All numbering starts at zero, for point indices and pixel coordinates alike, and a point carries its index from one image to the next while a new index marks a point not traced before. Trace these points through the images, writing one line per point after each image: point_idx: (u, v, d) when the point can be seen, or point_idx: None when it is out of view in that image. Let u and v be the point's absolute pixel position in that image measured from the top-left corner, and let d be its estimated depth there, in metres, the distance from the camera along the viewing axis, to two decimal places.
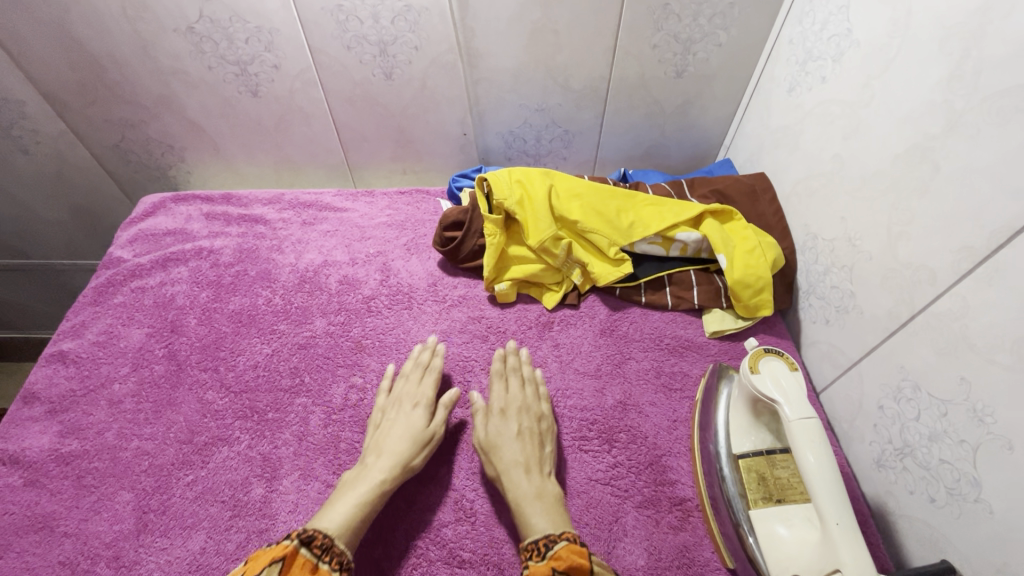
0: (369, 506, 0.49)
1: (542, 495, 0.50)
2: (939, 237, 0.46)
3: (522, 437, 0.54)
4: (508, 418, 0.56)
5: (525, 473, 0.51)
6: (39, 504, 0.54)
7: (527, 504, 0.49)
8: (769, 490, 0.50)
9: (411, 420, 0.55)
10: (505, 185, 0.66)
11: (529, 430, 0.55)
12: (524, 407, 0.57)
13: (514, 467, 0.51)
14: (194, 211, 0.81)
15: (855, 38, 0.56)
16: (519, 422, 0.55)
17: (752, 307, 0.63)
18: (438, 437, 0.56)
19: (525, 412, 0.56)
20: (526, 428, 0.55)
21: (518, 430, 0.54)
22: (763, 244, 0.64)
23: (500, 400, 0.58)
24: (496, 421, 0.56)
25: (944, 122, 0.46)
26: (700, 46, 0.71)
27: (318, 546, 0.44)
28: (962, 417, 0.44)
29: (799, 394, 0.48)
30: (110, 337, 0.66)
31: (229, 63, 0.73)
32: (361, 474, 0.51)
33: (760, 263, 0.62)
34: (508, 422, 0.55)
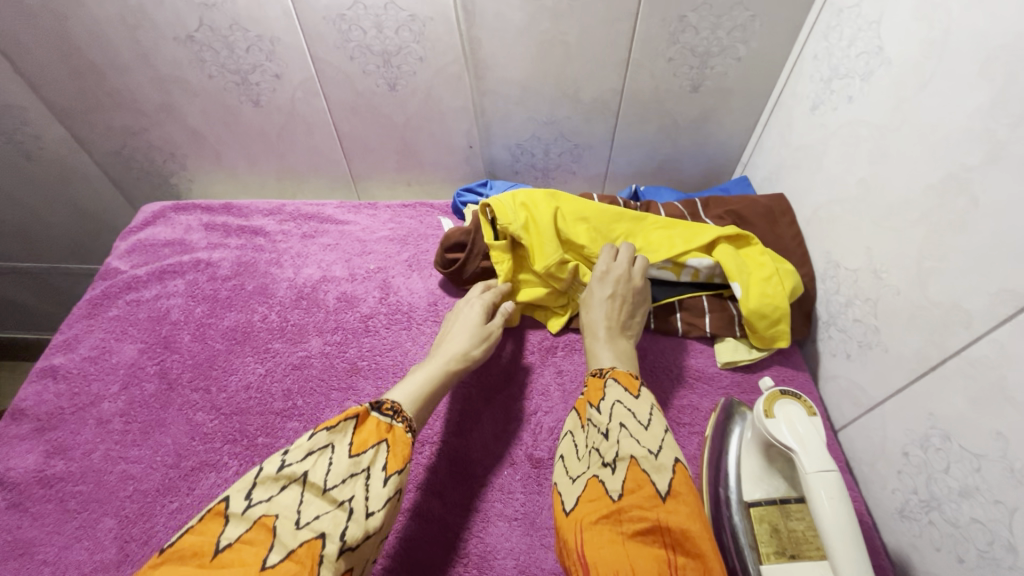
0: (439, 382, 0.53)
1: (614, 343, 0.56)
2: (977, 276, 0.43)
3: (613, 302, 0.58)
4: (606, 281, 0.58)
5: (605, 329, 0.57)
6: (21, 529, 0.52)
7: (599, 346, 0.56)
8: (782, 545, 0.46)
9: (472, 313, 0.61)
10: (509, 210, 0.62)
11: (621, 297, 0.58)
12: (624, 278, 0.59)
13: (598, 322, 0.57)
14: (194, 221, 0.80)
15: (886, 56, 0.53)
16: (614, 287, 0.58)
17: (767, 339, 0.60)
18: (495, 335, 0.60)
19: (623, 281, 0.58)
20: (619, 293, 0.58)
21: (612, 294, 0.58)
22: (781, 273, 0.60)
23: (604, 263, 0.60)
24: (594, 282, 0.59)
25: (984, 153, 0.42)
26: (718, 60, 0.68)
27: (389, 409, 0.47)
28: (998, 475, 0.40)
29: (817, 443, 0.45)
30: (102, 352, 0.65)
31: (229, 72, 0.71)
32: (432, 358, 0.56)
33: (777, 292, 0.59)
34: (603, 284, 0.59)
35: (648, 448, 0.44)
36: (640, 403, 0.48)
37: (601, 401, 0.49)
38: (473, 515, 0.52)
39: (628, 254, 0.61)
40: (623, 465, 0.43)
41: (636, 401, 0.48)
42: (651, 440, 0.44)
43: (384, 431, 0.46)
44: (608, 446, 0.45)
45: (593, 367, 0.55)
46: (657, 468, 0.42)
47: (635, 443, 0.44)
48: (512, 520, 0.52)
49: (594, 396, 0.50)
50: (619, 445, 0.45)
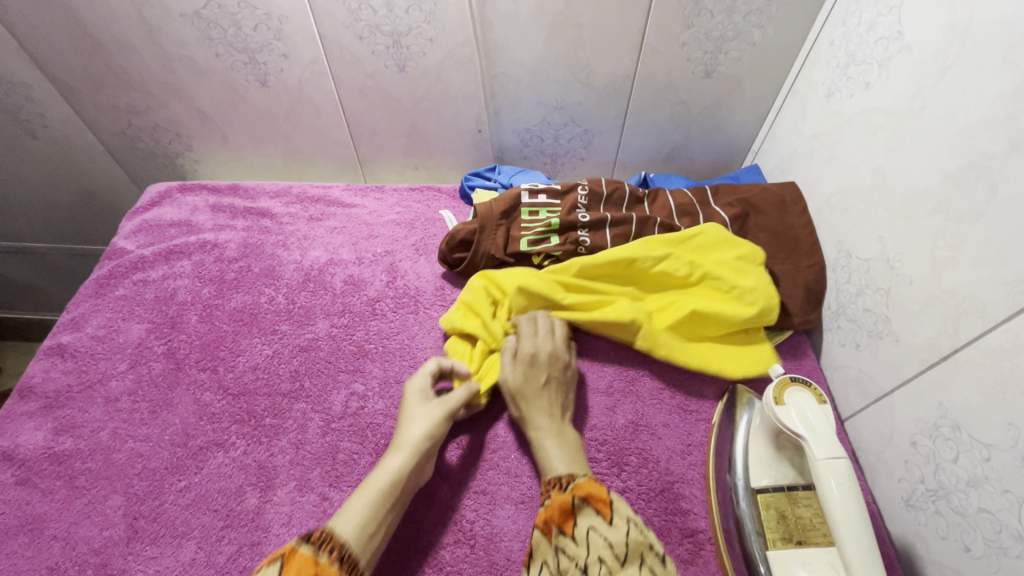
0: (387, 492, 0.47)
1: (562, 433, 0.51)
2: (994, 265, 0.42)
3: (549, 388, 0.54)
4: (540, 365, 0.55)
5: (548, 417, 0.52)
6: (31, 504, 0.52)
7: (547, 443, 0.50)
8: (789, 531, 0.47)
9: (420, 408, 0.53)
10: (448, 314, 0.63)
11: (556, 381, 0.55)
12: (553, 357, 0.56)
13: (538, 412, 0.52)
14: (200, 202, 0.79)
15: (906, 43, 0.52)
16: (549, 372, 0.55)
17: (759, 359, 0.58)
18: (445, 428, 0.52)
19: (553, 361, 0.56)
20: (554, 378, 0.55)
21: (547, 379, 0.54)
22: (737, 290, 0.58)
23: (530, 343, 0.56)
24: (524, 367, 0.55)
25: (1006, 141, 0.42)
26: (733, 45, 0.67)
27: (317, 539, 0.42)
28: (1009, 465, 0.40)
29: (827, 430, 0.45)
30: (110, 331, 0.65)
31: (237, 51, 0.70)
32: (376, 471, 0.48)
33: (750, 303, 0.57)
34: (536, 370, 0.55)
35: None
36: (617, 527, 0.42)
37: (574, 527, 0.43)
38: (479, 497, 0.52)
39: (546, 325, 0.58)
40: None
41: (613, 525, 0.42)
42: None
43: (311, 567, 0.39)
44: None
45: (547, 476, 0.49)
46: None
47: None
48: (519, 504, 0.52)
49: (563, 520, 0.44)
50: None
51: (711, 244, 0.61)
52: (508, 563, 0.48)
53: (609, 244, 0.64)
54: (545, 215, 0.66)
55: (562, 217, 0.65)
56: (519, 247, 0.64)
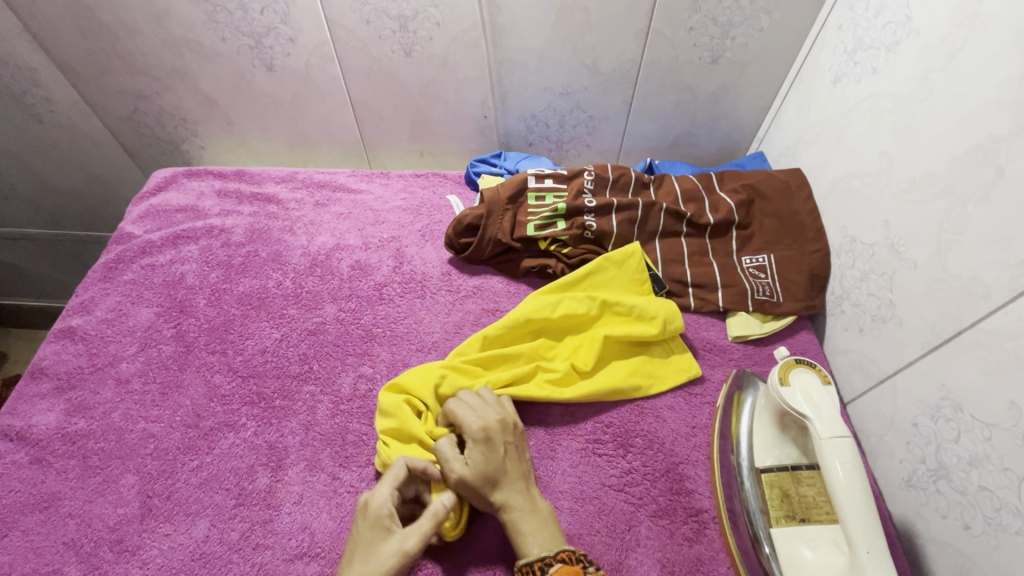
0: None
1: (534, 506, 0.46)
2: (999, 247, 0.43)
3: (510, 461, 0.48)
4: (494, 439, 0.48)
5: (515, 495, 0.46)
6: (45, 483, 0.53)
7: (521, 524, 0.45)
8: (793, 509, 0.47)
9: (371, 540, 0.44)
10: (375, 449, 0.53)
11: (513, 452, 0.49)
12: (504, 428, 0.49)
13: (502, 492, 0.46)
14: (207, 187, 0.79)
15: (914, 27, 0.52)
16: (505, 446, 0.48)
17: (682, 366, 0.59)
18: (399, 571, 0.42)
19: (506, 433, 0.49)
20: (510, 450, 0.49)
21: (505, 453, 0.48)
22: (636, 310, 0.60)
23: (478, 418, 0.50)
24: (478, 449, 0.48)
25: (1013, 124, 0.42)
26: (740, 31, 0.67)
27: None
28: (1009, 443, 0.41)
29: (831, 410, 0.46)
30: (119, 315, 0.65)
31: (243, 35, 0.70)
32: None
33: (652, 320, 0.59)
34: (491, 447, 0.48)
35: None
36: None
37: None
38: None
39: (487, 399, 0.52)
40: None
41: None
42: None
43: None
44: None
45: (521, 560, 0.43)
46: None
47: None
48: None
49: None
50: None
51: (609, 275, 0.63)
52: None
53: (614, 229, 0.65)
54: (552, 200, 0.67)
55: (569, 202, 0.65)
56: (526, 231, 0.65)
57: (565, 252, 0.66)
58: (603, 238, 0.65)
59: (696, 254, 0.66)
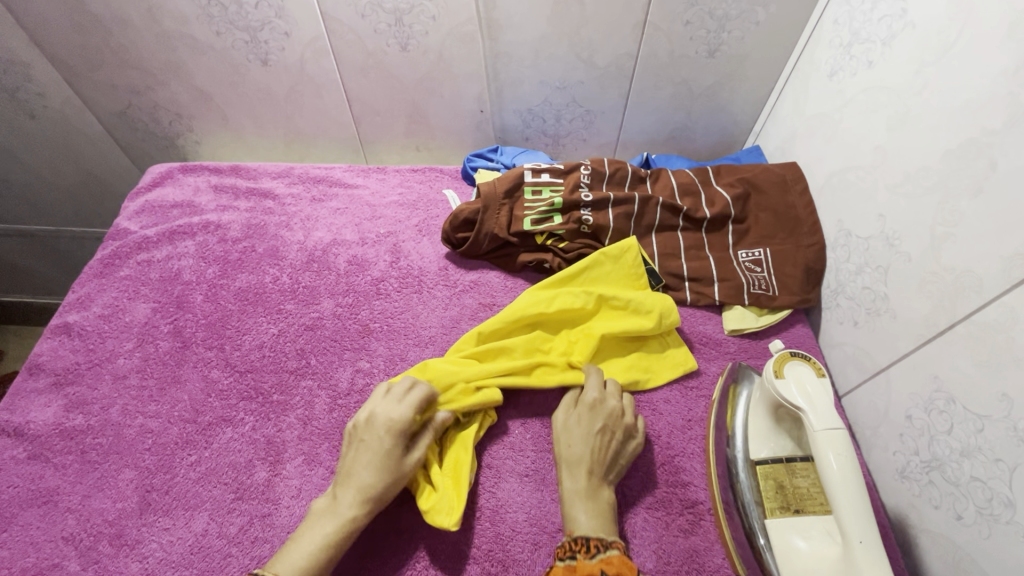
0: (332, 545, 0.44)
1: (596, 497, 0.47)
2: (992, 240, 0.43)
3: (603, 441, 0.50)
4: (598, 416, 0.52)
5: (586, 475, 0.48)
6: (44, 478, 0.53)
7: (575, 501, 0.47)
8: (787, 500, 0.48)
9: (387, 448, 0.48)
10: None
11: (611, 437, 0.51)
12: (616, 411, 0.52)
13: (577, 466, 0.49)
14: (203, 182, 0.79)
15: (910, 19, 0.52)
16: (606, 426, 0.51)
17: (677, 360, 0.60)
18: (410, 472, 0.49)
19: (614, 417, 0.52)
20: (611, 433, 0.51)
21: (602, 431, 0.51)
22: (632, 304, 0.60)
23: (596, 393, 0.54)
24: (582, 416, 0.52)
25: (1006, 117, 0.42)
26: (736, 24, 0.67)
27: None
28: (1001, 434, 0.42)
29: (825, 402, 0.46)
30: (116, 310, 0.65)
31: (238, 29, 0.70)
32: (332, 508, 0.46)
33: (648, 313, 0.59)
34: (592, 421, 0.52)
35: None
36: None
37: None
38: (485, 471, 0.52)
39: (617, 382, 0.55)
40: None
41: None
42: None
43: None
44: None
45: (568, 529, 0.46)
46: None
47: None
48: (523, 476, 0.52)
49: None
50: None
51: (605, 269, 0.63)
52: (513, 533, 0.48)
53: (611, 223, 0.65)
54: (549, 194, 0.67)
55: (565, 197, 0.65)
56: (523, 226, 0.65)
57: (562, 247, 0.66)
58: (600, 232, 0.65)
59: (693, 247, 0.66)
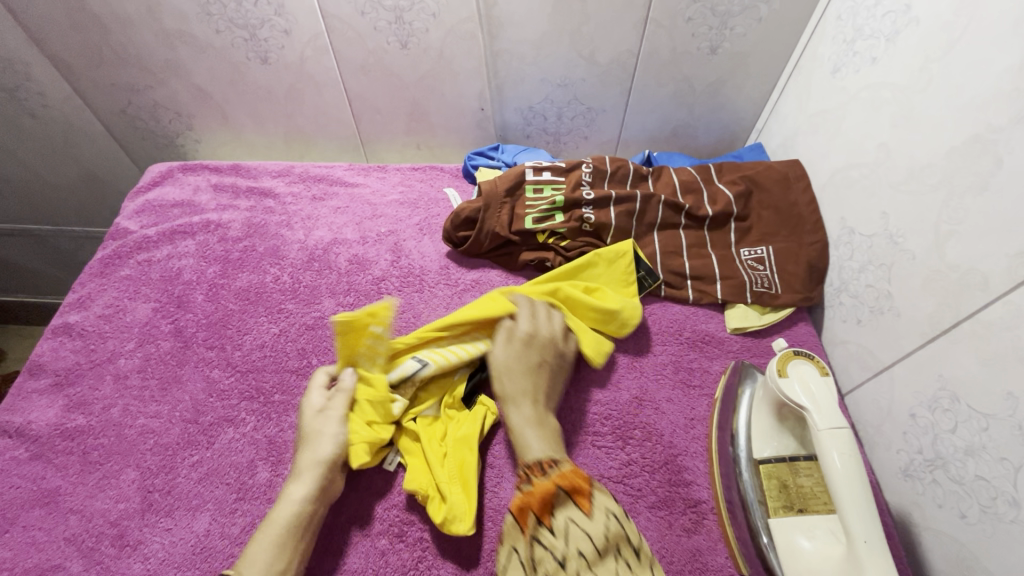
0: (287, 520, 0.45)
1: (542, 423, 0.50)
2: (997, 237, 0.43)
3: (541, 370, 0.53)
4: (532, 347, 0.54)
5: (531, 404, 0.51)
6: (46, 479, 0.53)
7: (525, 428, 0.49)
8: (790, 499, 0.48)
9: (304, 427, 0.51)
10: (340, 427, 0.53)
11: (546, 365, 0.54)
12: (548, 341, 0.55)
13: (522, 396, 0.51)
14: (202, 181, 0.79)
15: (914, 15, 0.52)
16: (541, 355, 0.54)
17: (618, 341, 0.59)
18: (334, 429, 0.50)
19: (548, 346, 0.55)
20: (544, 361, 0.54)
21: (539, 362, 0.54)
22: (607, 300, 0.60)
23: (530, 324, 0.56)
24: (518, 348, 0.54)
25: (1012, 114, 0.42)
26: (739, 21, 0.67)
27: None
28: (1006, 433, 0.41)
29: (829, 401, 0.46)
30: (117, 310, 0.65)
31: (237, 27, 0.70)
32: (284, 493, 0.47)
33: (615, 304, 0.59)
34: (529, 352, 0.54)
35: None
36: (597, 520, 0.41)
37: (552, 518, 0.42)
38: (488, 471, 0.52)
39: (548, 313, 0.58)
40: None
41: (593, 518, 0.41)
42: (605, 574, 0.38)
43: None
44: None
45: (523, 457, 0.47)
46: None
47: None
48: None
49: (541, 508, 0.43)
50: None
51: (597, 272, 0.63)
52: None
53: (613, 221, 0.65)
54: (550, 192, 0.66)
55: (567, 195, 0.65)
56: (524, 224, 0.65)
57: (563, 244, 0.65)
58: (601, 230, 0.65)
59: (694, 246, 0.66)
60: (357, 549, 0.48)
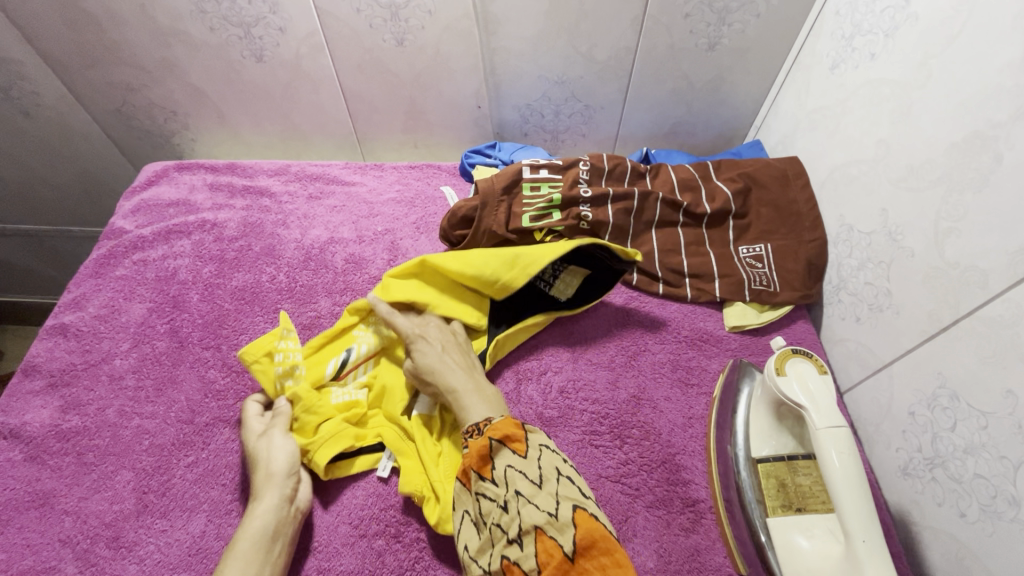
0: (256, 531, 0.44)
1: (479, 388, 0.51)
2: (997, 234, 0.42)
3: (448, 352, 0.54)
4: (431, 341, 0.54)
5: (461, 372, 0.52)
6: (40, 480, 0.53)
7: (465, 397, 0.49)
8: (789, 499, 0.47)
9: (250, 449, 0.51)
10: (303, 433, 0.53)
11: (450, 347, 0.54)
12: (438, 329, 0.56)
13: (449, 370, 0.51)
14: (198, 180, 0.79)
15: (913, 11, 0.51)
16: (438, 341, 0.54)
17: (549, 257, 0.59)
18: (281, 441, 0.50)
19: (442, 332, 0.56)
20: (444, 344, 0.54)
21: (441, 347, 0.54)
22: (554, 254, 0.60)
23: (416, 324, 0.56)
24: (419, 342, 0.54)
25: (1012, 110, 0.42)
26: (737, 17, 0.66)
27: None
28: (1006, 431, 0.41)
29: (828, 400, 0.45)
30: (112, 311, 0.65)
31: (232, 25, 0.69)
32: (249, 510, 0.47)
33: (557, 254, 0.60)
34: (428, 342, 0.54)
35: (548, 511, 0.39)
36: (531, 458, 0.43)
37: (491, 470, 0.43)
38: None
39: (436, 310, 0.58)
40: (529, 538, 0.38)
41: (526, 458, 0.43)
42: (547, 504, 0.40)
43: None
44: (509, 521, 0.40)
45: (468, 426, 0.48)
46: (562, 528, 0.38)
47: (536, 509, 0.40)
48: None
49: (478, 463, 0.43)
50: (521, 517, 0.40)
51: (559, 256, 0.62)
52: None
53: (610, 219, 0.64)
54: (547, 190, 0.66)
55: (564, 193, 0.65)
56: (520, 223, 0.64)
57: None
58: (599, 228, 0.64)
59: (692, 244, 0.65)
60: (352, 550, 0.47)
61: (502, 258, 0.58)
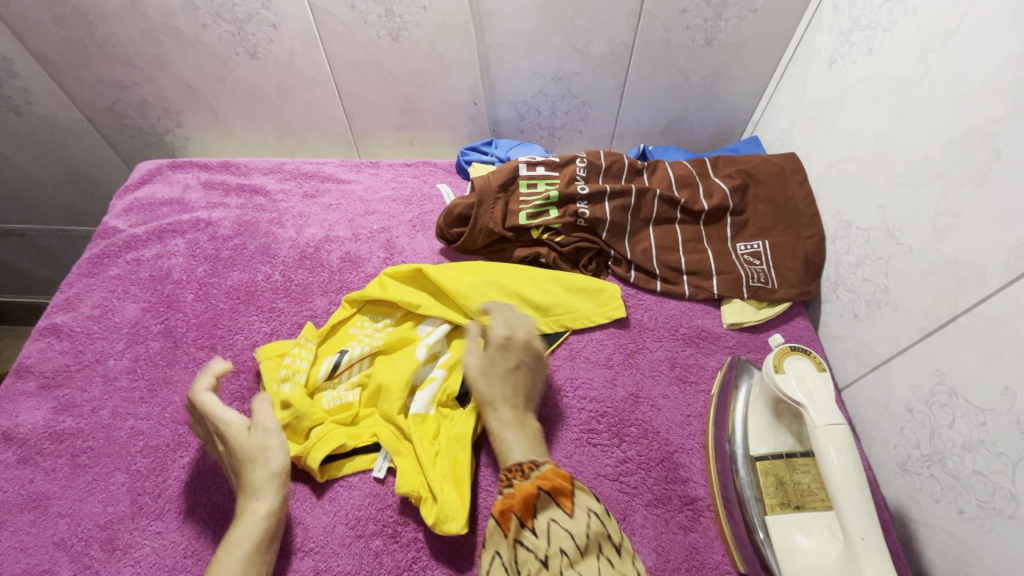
0: (257, 534, 0.44)
1: (523, 425, 0.49)
2: (995, 230, 0.42)
3: (516, 373, 0.51)
4: (511, 352, 0.51)
5: (510, 407, 0.49)
6: (34, 482, 0.52)
7: (506, 430, 0.48)
8: (788, 496, 0.47)
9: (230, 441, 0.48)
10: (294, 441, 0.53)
11: (522, 369, 0.51)
12: (525, 342, 0.52)
13: (500, 400, 0.50)
14: (192, 179, 0.78)
15: (911, 5, 0.51)
16: (517, 357, 0.52)
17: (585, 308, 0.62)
18: (271, 435, 0.49)
19: (525, 347, 0.52)
20: (521, 363, 0.51)
21: (513, 365, 0.51)
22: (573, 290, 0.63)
23: (505, 327, 0.53)
24: (494, 352, 0.52)
25: (1010, 105, 0.41)
26: (733, 12, 0.66)
27: None
28: (1004, 427, 0.41)
29: (826, 398, 0.45)
30: (105, 311, 0.64)
31: (224, 21, 0.68)
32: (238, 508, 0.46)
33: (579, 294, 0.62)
34: (506, 355, 0.51)
35: None
36: (580, 520, 0.39)
37: (535, 520, 0.40)
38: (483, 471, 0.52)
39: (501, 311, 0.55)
40: None
41: (575, 518, 0.39)
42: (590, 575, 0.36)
43: None
44: None
45: (504, 461, 0.47)
46: None
47: None
48: None
49: (522, 508, 0.41)
50: None
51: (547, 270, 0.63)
52: None
53: (608, 216, 0.64)
54: (544, 187, 0.65)
55: (561, 189, 0.64)
56: (518, 220, 0.64)
57: (557, 240, 0.64)
58: (596, 225, 0.64)
59: (690, 241, 0.65)
60: (349, 550, 0.47)
61: (495, 291, 0.60)
